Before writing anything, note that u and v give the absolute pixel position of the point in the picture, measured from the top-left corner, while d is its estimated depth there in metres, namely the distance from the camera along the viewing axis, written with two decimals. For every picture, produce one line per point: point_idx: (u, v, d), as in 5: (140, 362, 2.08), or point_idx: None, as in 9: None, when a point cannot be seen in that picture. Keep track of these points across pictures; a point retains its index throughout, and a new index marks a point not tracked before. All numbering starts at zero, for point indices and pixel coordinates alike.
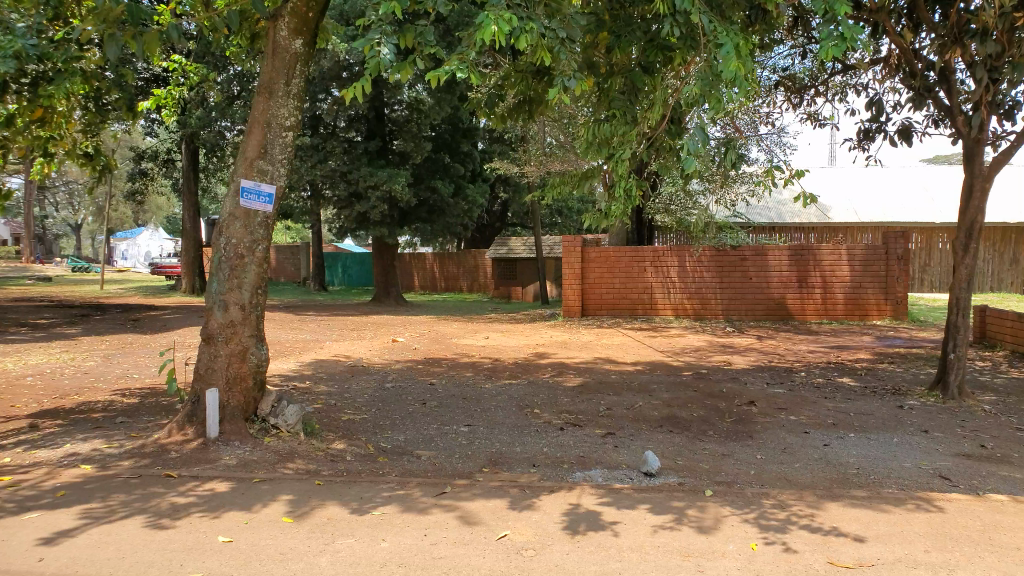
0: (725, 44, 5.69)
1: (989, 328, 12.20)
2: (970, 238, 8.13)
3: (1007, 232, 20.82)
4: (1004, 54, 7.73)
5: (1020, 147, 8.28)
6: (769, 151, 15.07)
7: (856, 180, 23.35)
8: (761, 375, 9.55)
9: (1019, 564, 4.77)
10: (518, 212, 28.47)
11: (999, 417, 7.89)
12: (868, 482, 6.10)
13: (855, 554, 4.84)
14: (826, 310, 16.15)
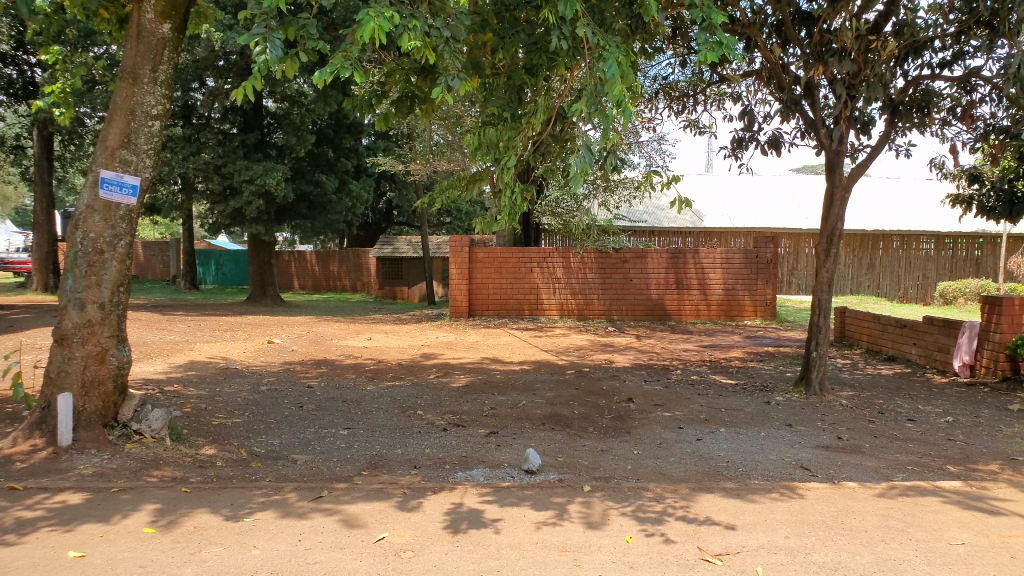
0: (608, 64, 5.82)
1: (848, 328, 13.12)
2: (831, 244, 8.71)
3: (865, 240, 22.27)
4: (860, 74, 8.27)
5: (875, 159, 8.89)
6: (650, 157, 15.58)
7: (729, 188, 24.57)
8: (640, 373, 9.86)
9: (866, 545, 5.17)
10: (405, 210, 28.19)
11: (854, 410, 8.50)
12: (737, 474, 6.42)
13: (723, 543, 5.08)
14: (702, 310, 16.88)
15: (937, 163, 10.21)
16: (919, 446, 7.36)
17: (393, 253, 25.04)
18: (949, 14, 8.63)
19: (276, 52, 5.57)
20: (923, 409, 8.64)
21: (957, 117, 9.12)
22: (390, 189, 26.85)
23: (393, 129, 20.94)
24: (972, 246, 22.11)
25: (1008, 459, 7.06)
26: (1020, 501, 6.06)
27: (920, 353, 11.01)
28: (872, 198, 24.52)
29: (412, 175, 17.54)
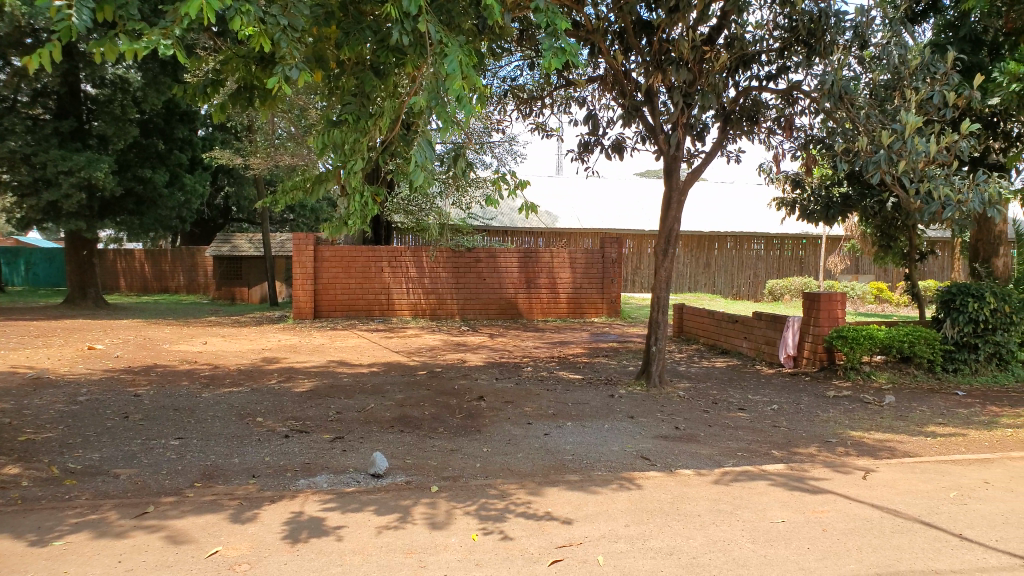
0: (449, 60, 5.94)
1: (686, 324, 13.89)
2: (669, 244, 9.17)
3: (702, 240, 23.65)
4: (696, 82, 8.67)
5: (709, 164, 9.40)
6: (501, 158, 15.78)
7: (576, 190, 25.34)
8: (491, 371, 9.95)
9: (699, 529, 5.47)
10: (245, 206, 26.92)
11: (690, 401, 9.00)
12: (581, 466, 6.60)
13: (566, 535, 5.21)
14: (552, 309, 17.32)
15: (765, 169, 10.95)
16: (747, 433, 7.90)
17: (231, 253, 23.88)
18: (774, 31, 9.23)
19: (85, 19, 5.09)
20: (752, 398, 9.29)
21: (781, 128, 9.84)
22: (228, 184, 25.46)
23: (233, 121, 19.95)
24: (797, 246, 24.05)
25: (823, 441, 7.73)
26: (832, 479, 6.65)
27: (750, 346, 11.84)
28: (708, 202, 26.07)
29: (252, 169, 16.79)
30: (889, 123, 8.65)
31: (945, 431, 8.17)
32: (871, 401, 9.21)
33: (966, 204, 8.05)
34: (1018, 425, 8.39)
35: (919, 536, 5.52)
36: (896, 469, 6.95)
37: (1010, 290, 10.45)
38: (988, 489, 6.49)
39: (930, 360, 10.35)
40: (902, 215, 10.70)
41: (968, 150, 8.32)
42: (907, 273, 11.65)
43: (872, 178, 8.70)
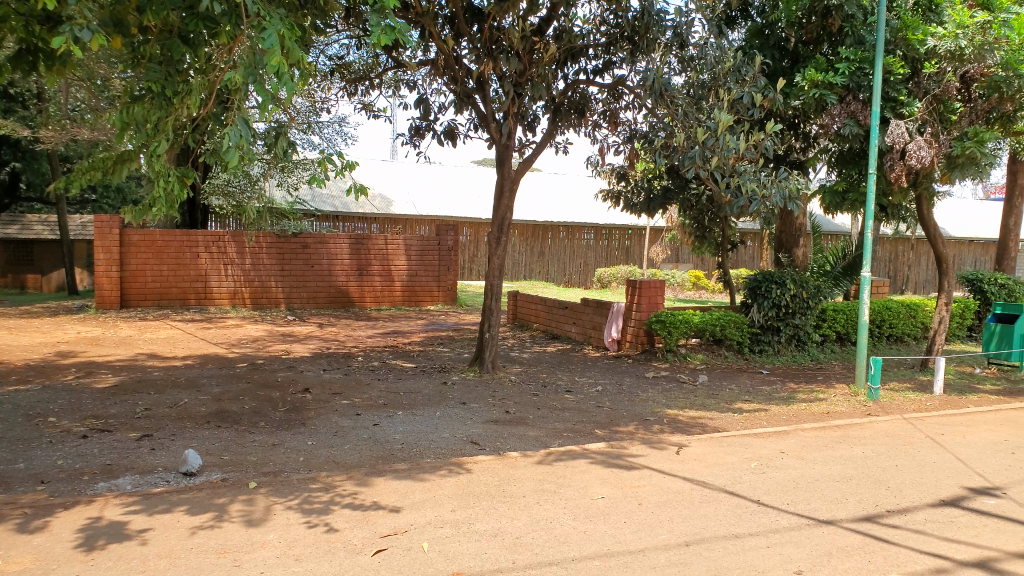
0: (267, 34, 5.64)
1: (519, 311, 14.21)
2: (501, 232, 9.29)
3: (535, 229, 24.17)
4: (526, 72, 8.76)
5: (540, 154, 9.59)
6: (330, 139, 15.34)
7: (410, 176, 25.11)
8: (319, 362, 9.65)
9: (523, 509, 5.61)
10: (37, 184, 24.28)
11: (520, 385, 9.22)
12: (410, 455, 6.56)
13: (391, 524, 5.16)
14: (384, 297, 17.15)
15: (592, 161, 11.35)
16: (573, 415, 8.20)
17: (20, 234, 21.50)
18: (600, 27, 9.48)
19: None
20: (578, 381, 9.66)
21: (607, 122, 10.22)
22: (15, 158, 22.79)
23: (17, 87, 17.89)
24: (623, 237, 25.33)
25: (642, 420, 8.18)
26: (648, 455, 7.04)
27: (578, 331, 12.31)
28: (540, 189, 26.71)
29: (42, 142, 15.21)
30: (704, 120, 9.19)
31: (749, 407, 8.92)
32: (686, 380, 9.88)
33: (769, 199, 8.83)
34: (811, 399, 9.32)
35: (723, 504, 5.98)
36: (706, 443, 7.49)
37: (806, 278, 11.52)
38: (783, 458, 7.16)
39: (739, 342, 11.25)
40: (713, 208, 11.50)
41: (771, 148, 9.06)
42: (720, 262, 12.53)
43: (688, 173, 9.27)
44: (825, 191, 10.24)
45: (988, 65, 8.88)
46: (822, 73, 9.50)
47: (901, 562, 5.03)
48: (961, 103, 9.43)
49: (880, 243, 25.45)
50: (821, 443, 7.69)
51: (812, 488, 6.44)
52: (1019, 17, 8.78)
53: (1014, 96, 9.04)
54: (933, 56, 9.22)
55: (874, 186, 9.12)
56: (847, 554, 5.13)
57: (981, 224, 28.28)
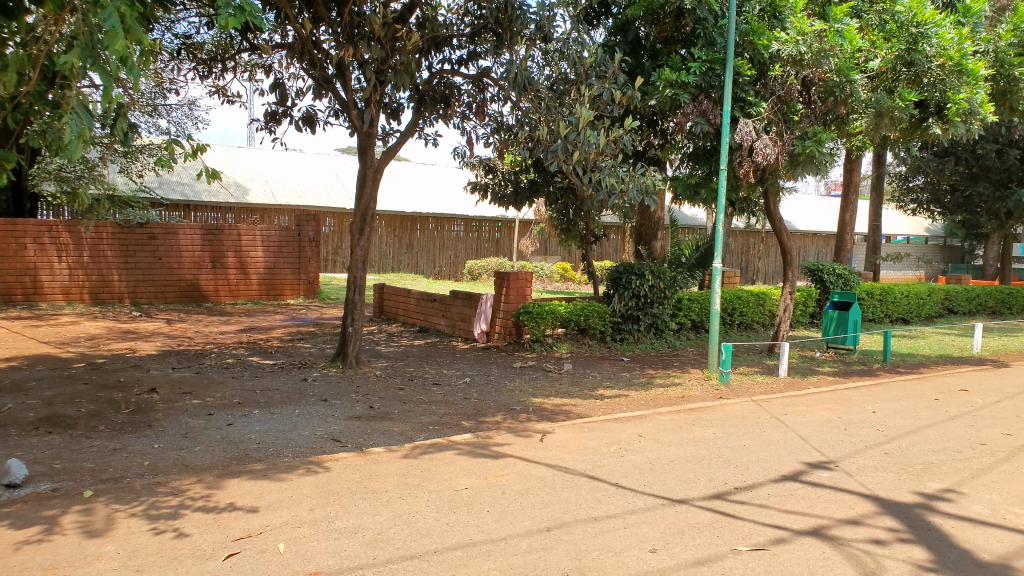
0: (107, 13, 5.13)
1: (386, 304, 14.02)
2: (364, 223, 9.11)
3: (404, 220, 23.90)
4: (387, 60, 8.57)
5: (404, 144, 9.45)
6: (179, 123, 14.45)
7: (270, 162, 24.13)
8: (168, 361, 9.09)
9: (385, 505, 5.51)
10: None
11: (385, 379, 9.07)
12: (266, 455, 6.30)
13: (245, 526, 4.93)
14: (242, 291, 16.49)
15: (459, 152, 11.33)
16: (439, 407, 8.15)
17: None
18: (464, 17, 9.41)
19: None
20: (445, 373, 9.63)
21: (473, 113, 10.19)
22: None
23: None
24: (493, 230, 25.50)
25: (508, 409, 8.25)
26: (513, 444, 7.12)
27: (446, 324, 12.28)
28: (408, 177, 26.32)
29: None
30: (566, 115, 9.37)
31: (611, 394, 9.21)
32: (551, 369, 10.08)
33: (627, 193, 9.18)
34: (668, 384, 9.77)
35: (584, 488, 6.14)
36: (569, 430, 7.66)
37: (664, 268, 12.04)
38: (641, 441, 7.44)
39: (602, 331, 11.60)
40: (577, 201, 11.77)
41: (630, 144, 9.39)
42: (585, 254, 12.87)
43: (552, 166, 9.46)
44: (679, 185, 10.72)
45: (825, 70, 9.49)
46: (677, 73, 9.92)
47: (745, 535, 5.35)
48: (803, 104, 10.12)
49: (734, 236, 27.02)
50: (677, 426, 8.05)
51: (667, 469, 6.73)
52: (850, 28, 9.49)
53: (847, 100, 9.80)
54: (777, 60, 9.81)
55: (724, 182, 9.65)
56: (697, 530, 5.40)
57: (821, 219, 30.64)
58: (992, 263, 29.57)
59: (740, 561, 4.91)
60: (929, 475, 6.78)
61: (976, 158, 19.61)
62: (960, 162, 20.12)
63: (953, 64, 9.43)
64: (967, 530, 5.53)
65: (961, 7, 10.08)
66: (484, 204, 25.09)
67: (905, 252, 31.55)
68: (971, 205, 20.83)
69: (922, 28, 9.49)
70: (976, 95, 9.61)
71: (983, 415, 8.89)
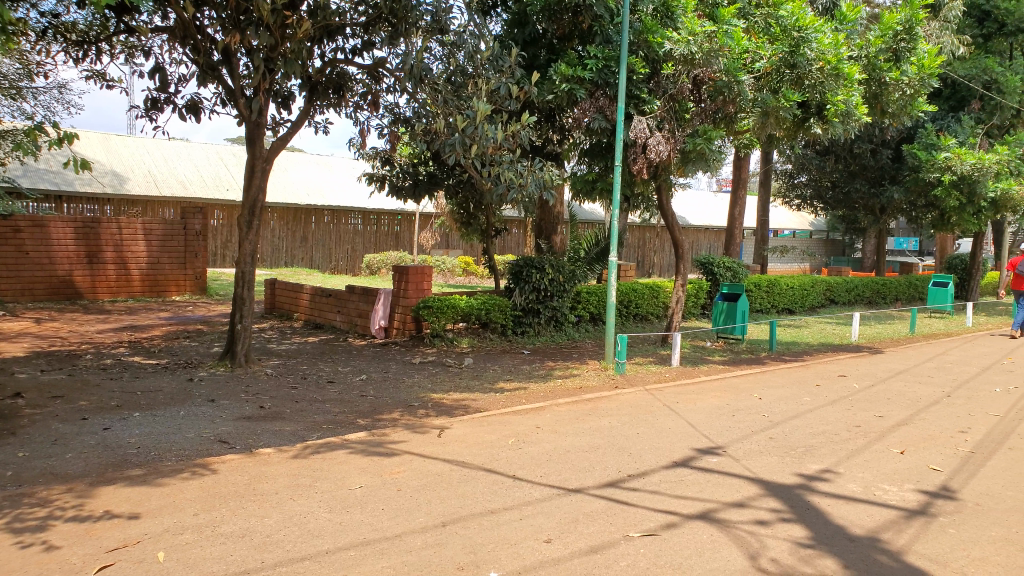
0: None
1: (277, 299, 13.64)
2: (253, 215, 8.81)
3: (297, 213, 23.29)
4: (277, 47, 8.32)
5: (296, 133, 9.17)
6: (48, 109, 13.49)
7: (153, 150, 22.98)
8: (36, 363, 8.51)
9: (274, 506, 5.34)
10: None
11: (277, 378, 8.80)
12: (146, 459, 5.99)
13: (121, 536, 4.67)
14: (121, 287, 15.68)
15: (355, 144, 11.12)
16: (334, 405, 7.98)
17: None
18: (358, 6, 9.20)
19: None
20: (341, 370, 9.44)
21: (367, 104, 9.99)
22: None
23: None
24: (392, 223, 25.19)
25: (405, 406, 8.17)
26: (410, 440, 7.05)
27: (342, 320, 12.06)
28: (304, 167, 25.63)
29: None
30: (464, 108, 9.35)
31: (510, 386, 9.26)
32: (451, 364, 10.05)
33: (526, 187, 9.28)
34: (566, 375, 9.94)
35: (480, 482, 6.14)
36: (467, 424, 7.65)
37: (563, 262, 12.19)
38: (538, 433, 7.51)
39: (503, 324, 11.68)
40: (477, 194, 11.76)
41: (527, 138, 9.44)
42: (485, 247, 12.90)
43: (449, 159, 9.40)
44: (577, 181, 10.86)
45: (714, 70, 9.87)
46: (573, 68, 10.03)
47: (638, 521, 5.49)
48: (693, 103, 10.45)
49: (630, 230, 27.73)
50: (574, 416, 8.19)
51: (563, 459, 6.82)
52: (737, 30, 9.82)
53: (735, 100, 10.14)
54: (669, 58, 10.05)
55: (619, 178, 9.88)
56: (592, 519, 5.49)
57: (712, 214, 31.86)
58: (868, 255, 31.59)
59: (632, 546, 5.03)
60: (809, 457, 7.15)
61: (853, 156, 20.79)
62: (839, 160, 21.32)
63: (831, 68, 9.95)
64: (842, 507, 5.87)
65: (838, 14, 10.63)
66: (383, 197, 24.74)
67: (790, 246, 33.29)
68: (849, 201, 22.15)
69: (803, 33, 9.88)
70: (851, 98, 10.24)
71: (857, 399, 9.47)
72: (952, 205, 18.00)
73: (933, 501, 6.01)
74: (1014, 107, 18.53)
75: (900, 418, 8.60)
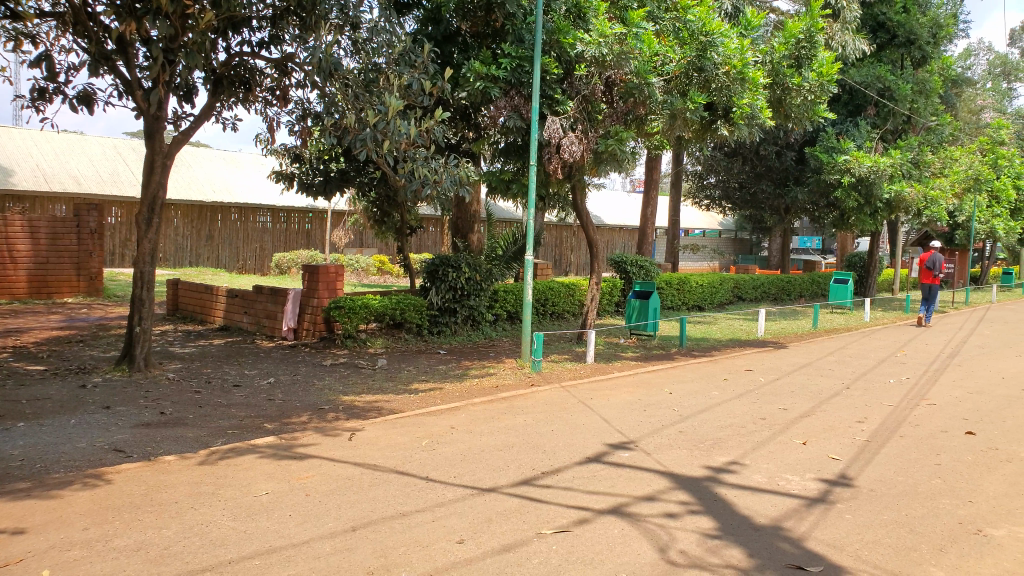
0: None
1: (180, 300, 13.14)
2: (152, 213, 8.43)
3: (202, 211, 22.56)
4: (178, 38, 8.02)
5: (200, 127, 8.85)
6: None
7: (44, 143, 21.77)
8: None
9: (174, 517, 5.11)
10: None
11: (179, 382, 8.44)
12: (32, 472, 5.65)
13: (1, 555, 4.38)
14: (5, 289, 14.78)
15: (263, 139, 10.81)
16: (240, 410, 7.72)
17: None
18: None
19: None
20: (248, 373, 9.16)
21: (276, 98, 9.74)
22: None
23: None
24: (303, 220, 24.63)
25: (316, 409, 7.98)
26: (320, 444, 6.89)
27: (249, 321, 11.71)
28: (211, 163, 24.78)
29: None
30: (375, 103, 9.20)
31: (425, 387, 9.19)
32: (364, 365, 9.89)
33: (440, 184, 9.22)
34: (482, 374, 9.94)
35: (392, 484, 6.05)
36: (380, 426, 7.53)
37: (479, 260, 12.18)
38: (452, 433, 7.46)
39: (418, 324, 11.58)
40: (391, 191, 11.61)
41: (440, 135, 9.39)
42: (400, 246, 12.77)
43: (361, 155, 9.24)
44: (492, 179, 10.85)
45: (626, 72, 10.05)
46: (486, 66, 10.02)
47: (551, 518, 5.53)
48: (605, 104, 10.62)
49: (547, 229, 28.00)
50: (489, 415, 8.19)
51: (477, 459, 6.79)
52: (647, 33, 10.02)
53: (645, 101, 10.38)
54: (581, 59, 10.17)
55: (534, 177, 9.93)
56: (505, 518, 5.49)
57: (626, 213, 32.53)
58: (774, 254, 32.92)
59: (544, 543, 5.05)
60: (717, 450, 7.37)
61: (759, 158, 21.56)
62: (746, 161, 22.08)
63: (737, 72, 10.30)
64: (747, 497, 6.06)
65: (743, 20, 10.99)
66: (292, 193, 24.14)
67: (700, 245, 34.34)
68: (756, 201, 23.03)
69: (710, 37, 10.14)
70: (756, 101, 10.62)
71: (763, 392, 9.83)
72: (851, 206, 18.94)
73: (832, 489, 6.28)
74: (905, 113, 19.68)
75: (802, 410, 8.97)
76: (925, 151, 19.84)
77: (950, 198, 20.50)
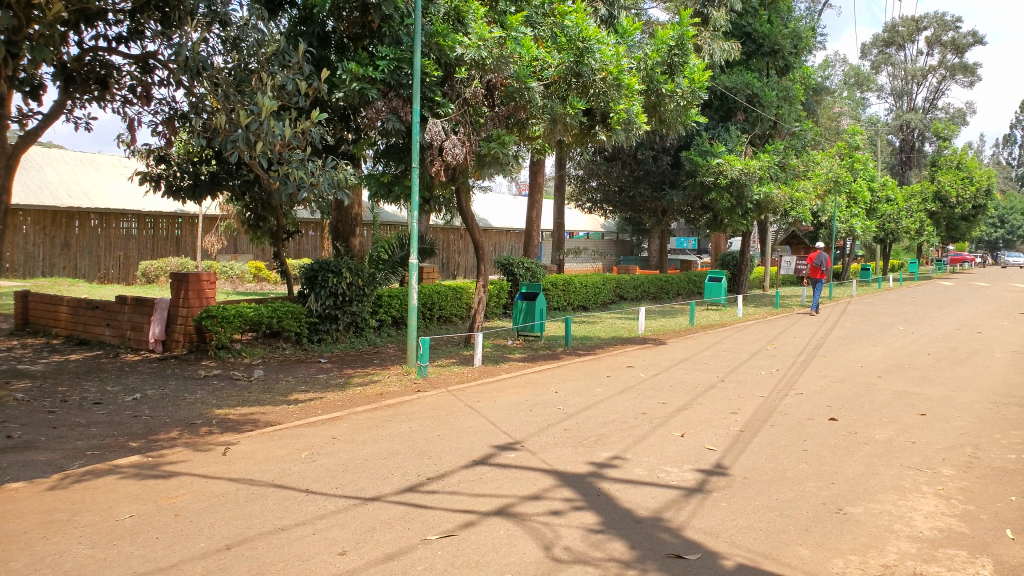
0: None
1: (31, 313, 12.21)
2: None
3: (57, 217, 21.04)
4: (22, 31, 7.39)
5: (49, 127, 8.23)
6: None
7: None
8: None
9: (22, 549, 4.71)
10: None
11: (30, 404, 7.81)
12: None
13: None
14: None
15: (124, 140, 10.20)
16: (101, 429, 7.23)
17: None
18: None
19: None
20: (110, 390, 8.59)
21: (137, 97, 9.20)
22: None
23: None
24: (172, 226, 23.44)
25: (186, 424, 7.57)
26: (190, 460, 6.54)
27: (113, 333, 11.02)
28: (66, 165, 23.16)
29: None
30: (247, 103, 8.87)
31: (305, 397, 8.92)
32: (239, 377, 9.50)
33: (318, 186, 9.00)
34: (366, 381, 9.76)
35: (270, 498, 5.83)
36: (256, 440, 7.23)
37: (362, 265, 11.96)
38: (333, 444, 7.27)
39: (297, 333, 11.25)
40: (265, 195, 11.22)
41: (317, 136, 9.14)
42: (277, 252, 12.35)
43: (233, 156, 8.86)
44: (372, 182, 10.67)
45: (505, 75, 10.17)
46: (364, 68, 9.86)
47: (436, 523, 5.47)
48: (487, 107, 10.68)
49: (434, 232, 27.89)
50: (373, 423, 8.04)
51: (359, 468, 6.64)
52: (526, 38, 10.16)
53: (526, 105, 10.54)
54: (461, 62, 10.19)
55: (416, 179, 9.83)
56: (388, 526, 5.39)
57: (510, 216, 32.87)
58: (653, 254, 34.17)
59: (429, 549, 5.00)
60: (600, 445, 7.54)
61: (637, 162, 22.33)
62: (625, 165, 22.80)
63: (613, 78, 10.56)
64: (629, 491, 6.22)
65: (618, 28, 11.31)
66: (158, 198, 22.89)
67: (584, 246, 35.16)
68: (635, 203, 23.81)
69: (586, 43, 10.38)
70: (631, 107, 10.99)
71: (644, 388, 10.15)
72: (725, 206, 19.77)
73: (708, 479, 6.55)
74: (771, 118, 20.92)
75: (680, 404, 9.32)
76: (789, 155, 21.18)
77: (813, 199, 21.91)
